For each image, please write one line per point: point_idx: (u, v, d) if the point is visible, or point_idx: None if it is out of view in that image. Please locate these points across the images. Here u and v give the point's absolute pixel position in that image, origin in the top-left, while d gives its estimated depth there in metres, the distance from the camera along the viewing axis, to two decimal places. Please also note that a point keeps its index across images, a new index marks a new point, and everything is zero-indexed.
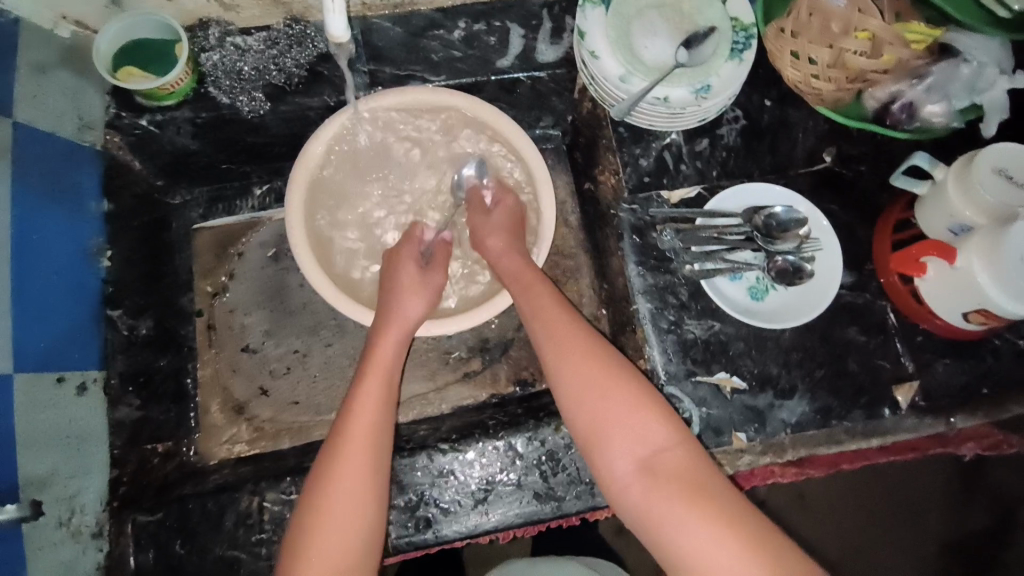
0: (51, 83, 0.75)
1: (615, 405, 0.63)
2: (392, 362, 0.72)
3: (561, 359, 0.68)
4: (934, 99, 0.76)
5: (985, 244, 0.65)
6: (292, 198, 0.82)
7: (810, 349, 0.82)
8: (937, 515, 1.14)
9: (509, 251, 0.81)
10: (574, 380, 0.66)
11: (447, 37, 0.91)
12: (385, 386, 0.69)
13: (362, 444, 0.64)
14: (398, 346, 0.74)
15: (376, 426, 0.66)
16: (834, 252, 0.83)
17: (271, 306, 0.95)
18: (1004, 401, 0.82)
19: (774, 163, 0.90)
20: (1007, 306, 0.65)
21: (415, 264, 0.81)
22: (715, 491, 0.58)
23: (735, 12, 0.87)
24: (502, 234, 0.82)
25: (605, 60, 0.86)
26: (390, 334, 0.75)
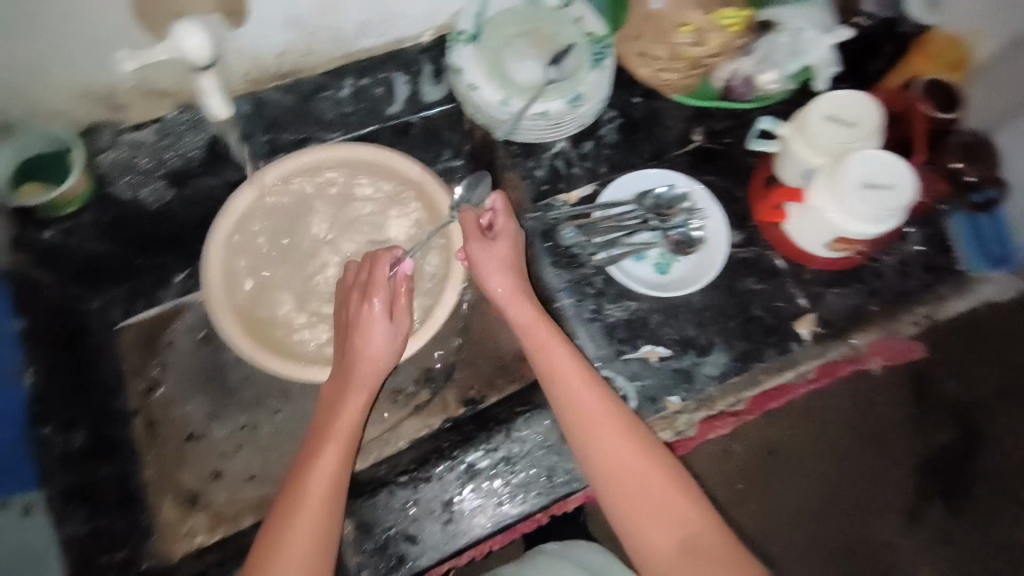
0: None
1: (623, 456, 0.68)
2: (347, 438, 0.73)
3: (571, 410, 0.71)
4: (765, 70, 0.87)
5: (826, 181, 0.72)
6: (211, 275, 0.86)
7: (718, 305, 0.90)
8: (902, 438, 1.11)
9: (517, 290, 0.79)
10: (589, 430, 0.70)
11: (336, 96, 0.95)
12: (338, 466, 0.71)
13: (307, 528, 0.65)
14: (354, 422, 0.74)
15: (324, 504, 0.67)
16: (717, 216, 0.92)
17: (210, 386, 0.95)
18: (893, 312, 0.91)
19: (653, 151, 0.99)
20: (857, 229, 0.72)
21: (380, 308, 0.78)
22: (741, 559, 0.62)
23: (589, 26, 0.94)
24: (506, 269, 0.79)
25: (484, 89, 0.92)
26: (350, 405, 0.75)
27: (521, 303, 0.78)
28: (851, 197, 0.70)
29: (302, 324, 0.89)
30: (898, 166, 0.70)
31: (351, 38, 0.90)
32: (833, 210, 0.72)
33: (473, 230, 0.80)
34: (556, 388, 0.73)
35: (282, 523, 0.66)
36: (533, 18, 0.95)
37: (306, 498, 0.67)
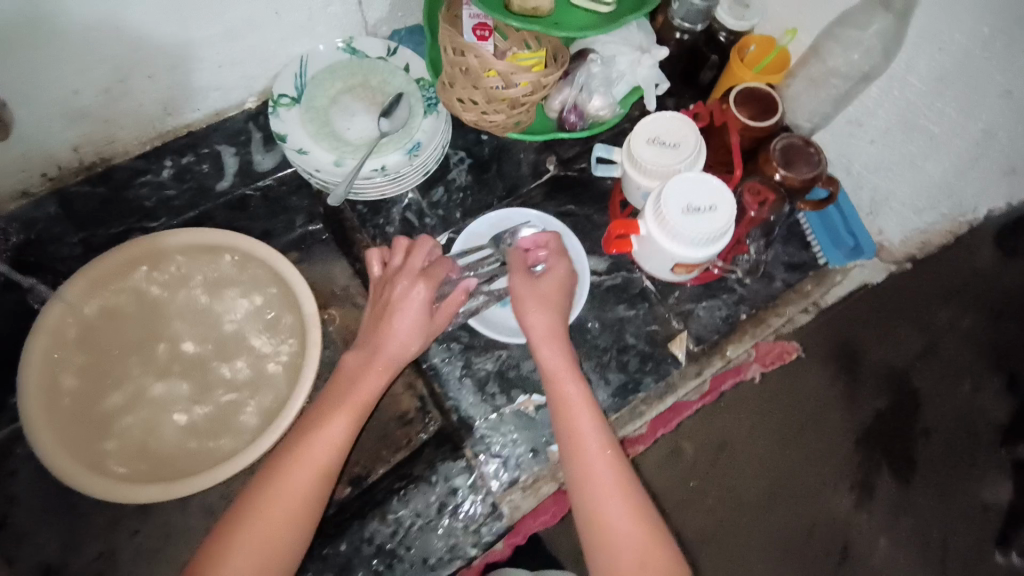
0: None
1: (623, 517, 0.62)
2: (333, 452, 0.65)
3: (586, 457, 0.65)
4: (589, 96, 0.85)
5: (652, 211, 0.71)
6: (27, 401, 0.76)
7: (589, 342, 0.86)
8: (838, 412, 0.96)
9: (541, 313, 0.73)
10: (597, 476, 0.64)
11: (157, 179, 0.89)
12: (317, 480, 0.63)
13: (291, 495, 0.62)
14: (345, 439, 0.66)
15: (287, 522, 0.61)
16: (575, 246, 0.88)
17: (60, 515, 0.85)
18: (764, 316, 0.90)
19: (507, 187, 0.96)
20: (686, 255, 0.71)
21: (422, 303, 0.72)
22: None
23: (418, 72, 0.92)
24: (543, 308, 0.73)
25: (314, 151, 0.88)
26: (345, 409, 0.67)
27: (540, 310, 0.73)
28: (675, 223, 0.68)
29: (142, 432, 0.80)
30: (713, 184, 0.69)
31: (158, 117, 0.87)
32: (663, 238, 0.71)
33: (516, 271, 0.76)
34: (570, 430, 0.67)
35: (242, 528, 0.60)
36: (359, 72, 0.92)
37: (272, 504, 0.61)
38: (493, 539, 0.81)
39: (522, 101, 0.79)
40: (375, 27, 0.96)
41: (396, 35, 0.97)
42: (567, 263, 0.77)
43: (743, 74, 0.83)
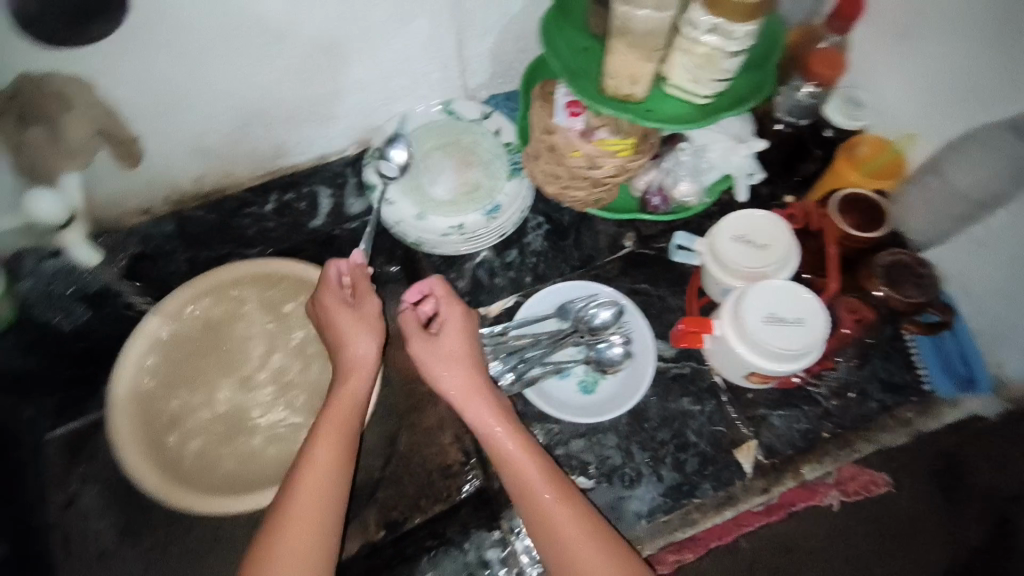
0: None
1: (604, 570, 0.64)
2: (323, 498, 0.69)
3: (544, 520, 0.68)
4: (676, 180, 0.84)
5: (730, 313, 0.68)
6: (116, 397, 0.85)
7: (645, 432, 0.84)
8: (935, 538, 0.82)
9: (456, 366, 0.77)
10: (565, 536, 0.66)
11: (260, 211, 0.98)
12: (312, 530, 0.67)
13: (298, 538, 0.66)
14: (325, 488, 0.70)
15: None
16: (643, 330, 0.87)
17: (124, 504, 0.92)
18: (850, 439, 0.83)
19: (582, 257, 0.96)
20: (763, 366, 0.66)
21: (348, 307, 0.82)
22: None
23: (507, 137, 0.97)
24: (455, 363, 0.77)
25: (400, 203, 0.94)
26: (319, 458, 0.71)
27: (452, 369, 0.77)
28: (754, 332, 0.65)
29: (206, 442, 0.87)
30: (802, 298, 0.65)
31: (271, 157, 0.95)
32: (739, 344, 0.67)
33: (411, 328, 0.80)
34: (511, 475, 0.71)
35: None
36: (451, 133, 0.98)
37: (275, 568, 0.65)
38: None
39: (603, 180, 0.81)
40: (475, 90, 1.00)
41: (492, 100, 1.02)
42: (461, 308, 0.81)
43: (847, 175, 0.79)
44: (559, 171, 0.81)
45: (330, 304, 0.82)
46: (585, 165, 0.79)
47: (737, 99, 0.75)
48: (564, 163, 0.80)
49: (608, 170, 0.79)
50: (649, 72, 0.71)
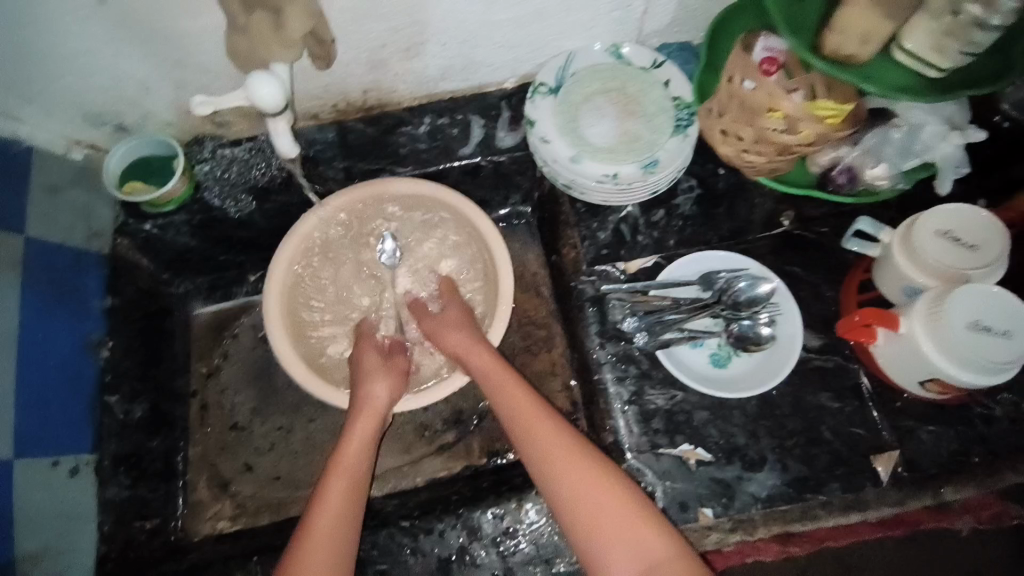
0: (62, 201, 0.86)
1: (611, 512, 0.69)
2: (360, 456, 0.78)
3: (554, 468, 0.73)
4: (870, 163, 0.79)
5: (928, 310, 0.65)
6: (273, 279, 0.90)
7: (778, 417, 0.82)
8: None
9: (477, 348, 0.85)
10: (574, 484, 0.71)
11: (413, 132, 0.98)
12: (352, 484, 0.75)
13: (336, 498, 0.73)
14: (365, 445, 0.80)
15: (341, 520, 0.72)
16: (794, 315, 0.83)
17: (259, 384, 1.02)
18: (999, 471, 0.78)
19: (732, 229, 0.91)
20: (955, 373, 0.64)
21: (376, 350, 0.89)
22: None
23: (677, 91, 0.91)
24: (480, 343, 0.85)
25: (555, 143, 0.92)
26: (356, 432, 0.80)
27: (460, 329, 0.87)
28: (954, 341, 0.63)
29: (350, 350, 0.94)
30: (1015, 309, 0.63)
31: (435, 80, 0.94)
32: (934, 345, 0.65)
33: (419, 315, 0.93)
34: (538, 456, 0.75)
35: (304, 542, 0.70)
36: (619, 77, 0.93)
37: (323, 508, 0.72)
38: None
39: (794, 149, 0.74)
40: (647, 36, 0.94)
41: (664, 49, 0.95)
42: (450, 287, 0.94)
43: None
44: (747, 132, 0.74)
45: (362, 341, 0.90)
46: (780, 130, 0.71)
47: (974, 80, 0.69)
48: (757, 124, 0.72)
49: (803, 138, 0.71)
50: (885, 33, 0.68)
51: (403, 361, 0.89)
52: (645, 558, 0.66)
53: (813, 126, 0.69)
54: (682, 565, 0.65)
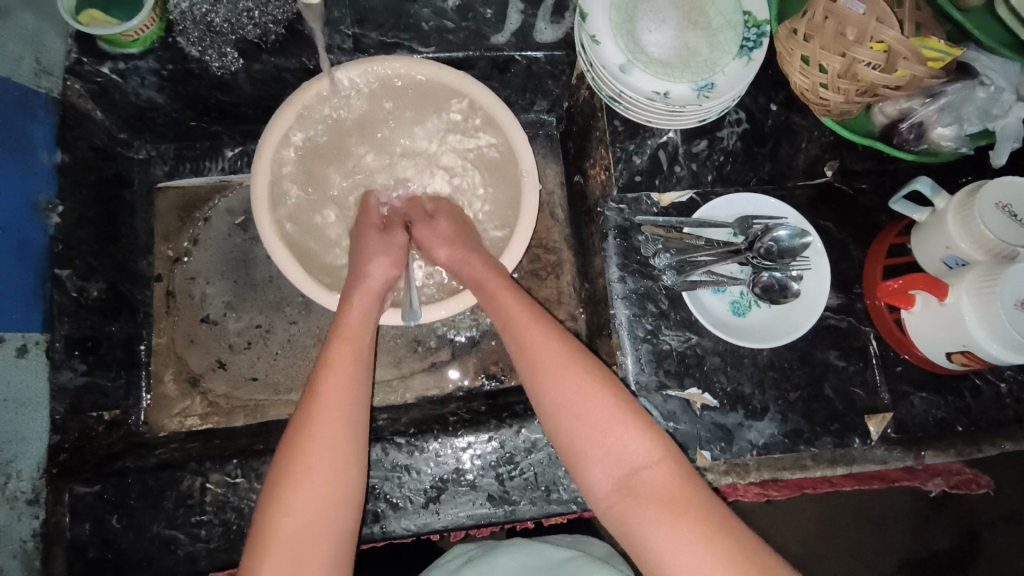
0: (10, 23, 0.70)
1: (597, 413, 0.62)
2: (367, 324, 0.71)
3: (537, 373, 0.66)
4: (945, 120, 0.75)
5: (977, 288, 0.69)
6: (260, 158, 0.78)
7: (787, 369, 0.81)
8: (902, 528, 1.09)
9: (467, 259, 0.77)
10: (560, 390, 0.64)
11: (439, 5, 0.84)
12: (357, 350, 0.68)
13: (334, 383, 0.65)
14: (371, 312, 0.72)
15: (349, 382, 0.65)
16: (822, 274, 0.80)
17: (234, 277, 0.92)
18: (975, 440, 0.82)
19: (774, 172, 0.85)
20: (988, 347, 0.69)
21: (376, 230, 0.80)
22: (701, 503, 0.57)
23: (749, 5, 0.80)
24: (477, 251, 0.78)
25: (606, 46, 0.79)
26: (361, 300, 0.73)
27: (453, 240, 0.79)
28: (1002, 313, 0.66)
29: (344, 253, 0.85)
30: None
31: None
32: (973, 321, 0.69)
33: (415, 217, 0.83)
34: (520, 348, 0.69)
35: (314, 410, 0.63)
36: None
37: (332, 369, 0.65)
38: None
39: (878, 91, 0.71)
40: None
41: None
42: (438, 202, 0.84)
43: None
44: (835, 63, 0.70)
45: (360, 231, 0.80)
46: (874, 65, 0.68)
47: None
48: (852, 53, 0.68)
49: (895, 78, 0.69)
50: None
51: (404, 234, 0.81)
52: (625, 464, 0.60)
53: (914, 66, 0.67)
54: (664, 472, 0.59)
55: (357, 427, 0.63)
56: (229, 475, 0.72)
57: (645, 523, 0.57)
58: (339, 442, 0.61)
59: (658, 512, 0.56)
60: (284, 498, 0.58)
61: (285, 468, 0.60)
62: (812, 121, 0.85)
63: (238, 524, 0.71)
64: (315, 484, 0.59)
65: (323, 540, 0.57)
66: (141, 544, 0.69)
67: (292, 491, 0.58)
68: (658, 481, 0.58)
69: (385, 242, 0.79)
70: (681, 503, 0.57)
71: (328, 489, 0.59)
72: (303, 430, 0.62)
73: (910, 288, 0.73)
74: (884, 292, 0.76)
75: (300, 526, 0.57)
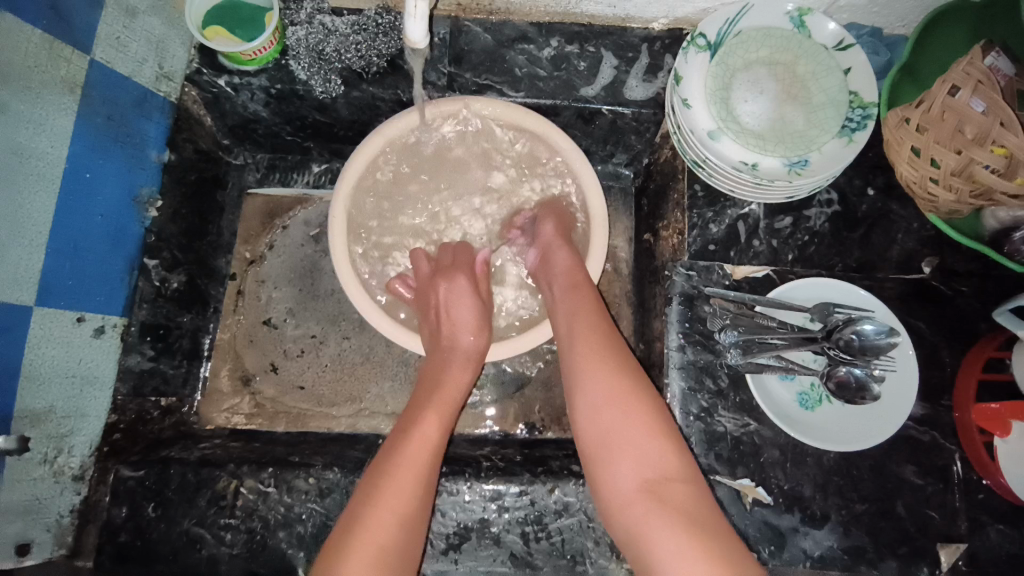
0: (137, 27, 0.76)
1: (633, 427, 0.63)
2: (458, 390, 0.73)
3: (584, 365, 0.67)
4: None
5: None
6: (343, 181, 0.80)
7: (855, 477, 0.74)
8: None
9: (558, 249, 0.78)
10: (599, 386, 0.65)
11: (535, 53, 0.85)
12: (446, 420, 0.70)
13: (421, 445, 0.65)
14: (461, 383, 0.74)
15: (430, 448, 0.66)
16: (908, 379, 0.73)
17: (300, 285, 0.96)
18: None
19: (862, 260, 0.80)
20: None
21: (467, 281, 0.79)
22: (717, 533, 0.57)
23: (856, 85, 0.76)
24: (559, 242, 0.79)
25: (697, 111, 0.78)
26: (460, 373, 0.74)
27: (561, 233, 0.80)
28: None
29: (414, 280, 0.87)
30: None
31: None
32: None
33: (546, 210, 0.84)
34: (574, 341, 0.70)
35: (395, 460, 0.64)
36: (793, 50, 0.78)
37: (421, 429, 0.67)
38: None
39: (994, 196, 0.66)
40: (836, 10, 0.81)
41: (854, 30, 0.82)
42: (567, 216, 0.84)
43: None
44: (949, 159, 0.66)
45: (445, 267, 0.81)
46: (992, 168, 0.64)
47: None
48: (970, 152, 0.64)
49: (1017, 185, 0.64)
50: None
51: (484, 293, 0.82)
52: (652, 473, 0.60)
53: None
54: (689, 492, 0.59)
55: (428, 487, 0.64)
56: (262, 483, 0.73)
57: (664, 535, 0.57)
58: (410, 503, 0.62)
59: (678, 533, 0.57)
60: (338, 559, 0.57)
61: (349, 525, 0.60)
62: (909, 211, 0.80)
63: (262, 534, 0.71)
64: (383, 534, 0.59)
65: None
66: (170, 537, 0.71)
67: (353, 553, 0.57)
68: (680, 499, 0.59)
69: (470, 294, 0.78)
70: (700, 529, 0.57)
71: (391, 553, 0.59)
72: (375, 487, 0.62)
73: (1008, 416, 0.69)
74: (980, 415, 0.72)
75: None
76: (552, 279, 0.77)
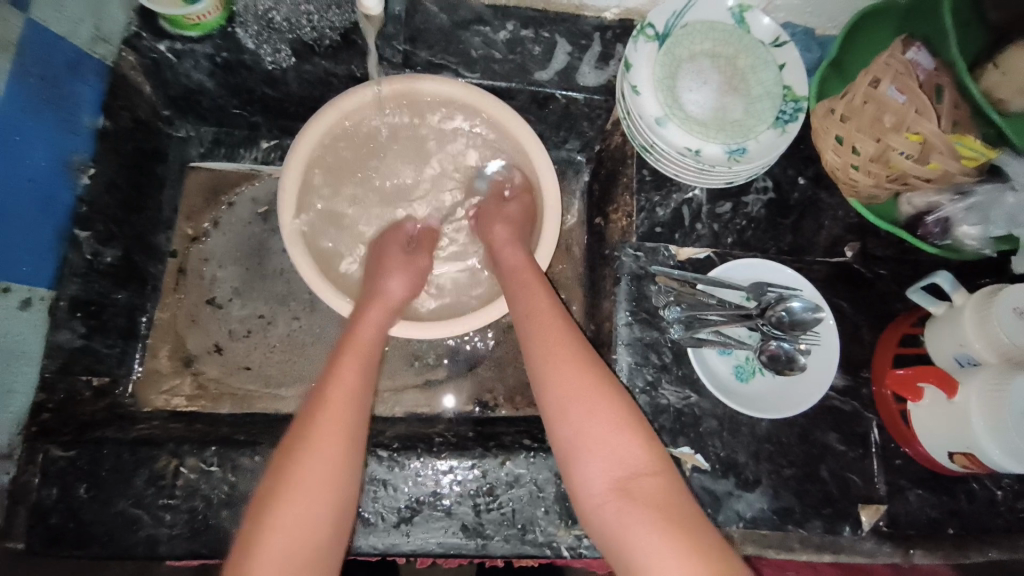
0: None
1: (597, 419, 0.64)
2: (377, 336, 0.72)
3: (548, 367, 0.69)
4: (970, 221, 0.75)
5: (989, 391, 0.68)
6: (294, 156, 0.78)
7: (783, 444, 0.79)
8: None
9: (512, 248, 0.81)
10: (566, 387, 0.67)
11: (491, 36, 0.86)
12: (365, 361, 0.69)
13: (343, 389, 0.65)
14: (377, 329, 0.73)
15: (353, 395, 0.65)
16: (829, 350, 0.79)
17: (248, 264, 0.93)
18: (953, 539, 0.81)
19: (794, 245, 0.85)
20: (996, 457, 0.68)
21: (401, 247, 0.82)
22: (687, 518, 0.59)
23: (790, 80, 0.82)
24: (515, 245, 0.81)
25: (645, 97, 0.81)
26: (373, 316, 0.74)
27: (503, 225, 0.82)
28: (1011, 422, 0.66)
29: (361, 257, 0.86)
30: None
31: None
32: (977, 422, 0.68)
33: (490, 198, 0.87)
34: (536, 340, 0.71)
35: (322, 407, 0.63)
36: (733, 44, 0.82)
37: (340, 376, 0.66)
38: (588, 556, 0.74)
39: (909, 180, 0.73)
40: (773, 9, 0.86)
41: (790, 28, 0.88)
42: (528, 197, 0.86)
43: None
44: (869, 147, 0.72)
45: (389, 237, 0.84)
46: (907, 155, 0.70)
47: None
48: (886, 140, 0.70)
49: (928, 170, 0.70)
50: None
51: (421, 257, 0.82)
52: (622, 469, 0.63)
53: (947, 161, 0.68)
54: (659, 483, 0.61)
55: (356, 435, 0.63)
56: (205, 463, 0.70)
57: (637, 530, 0.59)
58: (336, 450, 0.61)
59: (650, 523, 0.58)
60: (273, 504, 0.57)
61: (282, 475, 0.59)
62: (837, 200, 0.87)
63: (205, 515, 0.69)
64: (313, 483, 0.58)
65: (315, 542, 0.57)
66: (103, 520, 0.68)
67: (288, 494, 0.57)
68: (649, 489, 0.61)
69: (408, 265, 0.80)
70: (671, 515, 0.59)
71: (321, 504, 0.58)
72: (306, 434, 0.61)
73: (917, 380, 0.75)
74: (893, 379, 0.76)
75: (293, 534, 0.56)
76: (506, 278, 0.79)
